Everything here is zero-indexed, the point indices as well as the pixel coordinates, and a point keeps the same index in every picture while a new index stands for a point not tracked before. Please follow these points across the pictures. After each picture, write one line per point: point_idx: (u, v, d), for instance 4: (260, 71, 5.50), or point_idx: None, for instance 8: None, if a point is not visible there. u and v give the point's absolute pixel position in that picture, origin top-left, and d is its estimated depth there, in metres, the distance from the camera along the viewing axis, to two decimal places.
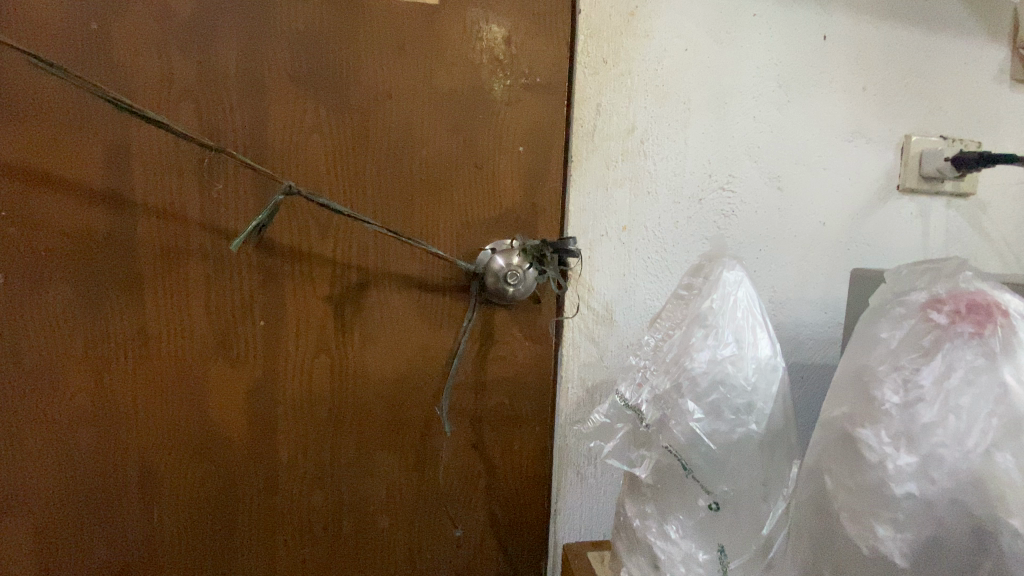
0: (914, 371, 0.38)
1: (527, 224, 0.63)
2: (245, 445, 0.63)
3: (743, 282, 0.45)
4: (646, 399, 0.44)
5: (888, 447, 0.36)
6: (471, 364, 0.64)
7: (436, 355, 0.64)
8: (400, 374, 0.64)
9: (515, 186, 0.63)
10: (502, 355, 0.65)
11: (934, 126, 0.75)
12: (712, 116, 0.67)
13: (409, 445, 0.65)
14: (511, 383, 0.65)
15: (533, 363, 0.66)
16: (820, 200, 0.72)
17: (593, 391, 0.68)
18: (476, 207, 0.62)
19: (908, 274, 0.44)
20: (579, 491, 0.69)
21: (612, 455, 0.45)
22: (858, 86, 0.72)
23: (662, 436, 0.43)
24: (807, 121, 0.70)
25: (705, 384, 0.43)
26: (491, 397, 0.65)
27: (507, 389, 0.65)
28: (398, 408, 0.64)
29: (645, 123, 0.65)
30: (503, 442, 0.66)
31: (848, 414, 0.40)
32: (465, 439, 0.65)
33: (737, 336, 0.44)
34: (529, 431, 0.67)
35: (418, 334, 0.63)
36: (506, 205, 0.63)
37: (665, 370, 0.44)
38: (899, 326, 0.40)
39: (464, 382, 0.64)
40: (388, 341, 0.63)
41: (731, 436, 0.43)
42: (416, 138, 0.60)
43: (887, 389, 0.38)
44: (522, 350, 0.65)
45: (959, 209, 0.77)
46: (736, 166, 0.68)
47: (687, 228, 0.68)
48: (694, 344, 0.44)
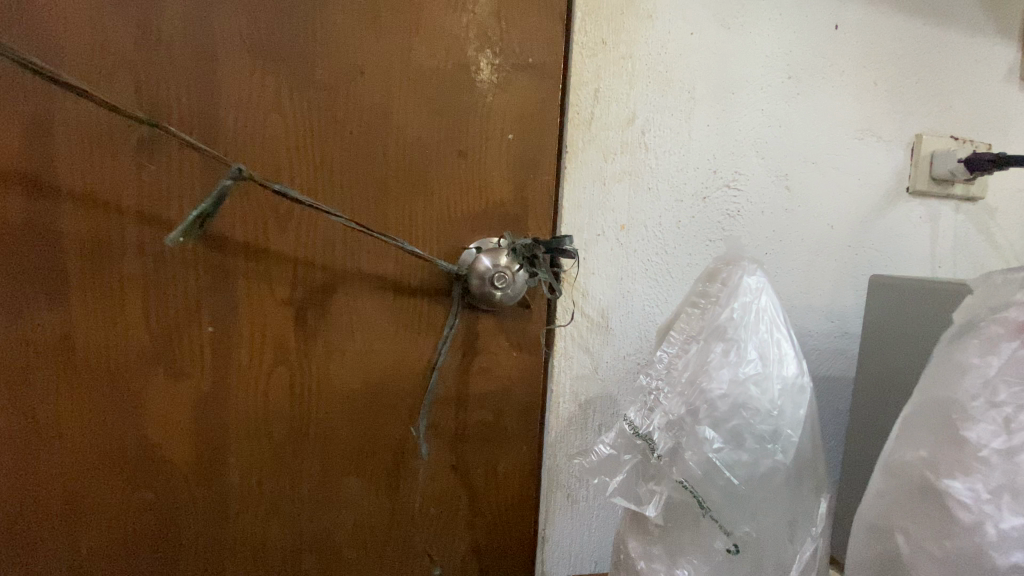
0: (1016, 410, 0.34)
1: (518, 221, 0.57)
2: (189, 469, 0.54)
3: (765, 289, 0.40)
4: (658, 426, 0.37)
5: (987, 505, 0.33)
6: (452, 375, 0.57)
7: (412, 366, 0.57)
8: (370, 389, 0.56)
9: (503, 178, 0.56)
10: (486, 367, 0.58)
11: (946, 126, 0.71)
12: (718, 108, 0.62)
13: (380, 469, 0.57)
14: (497, 398, 0.59)
15: (522, 376, 0.59)
16: (828, 202, 0.67)
17: (587, 406, 0.62)
18: (460, 200, 0.55)
19: (1000, 284, 0.40)
20: (571, 516, 0.63)
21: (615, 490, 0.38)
22: (870, 81, 0.67)
23: (676, 469, 0.37)
24: (816, 116, 0.65)
25: (725, 409, 0.37)
26: (473, 413, 0.58)
27: (492, 404, 0.59)
28: (367, 427, 0.57)
29: (647, 112, 0.59)
30: (486, 464, 0.59)
31: (930, 460, 0.37)
32: (444, 460, 0.58)
33: (761, 352, 0.38)
34: (516, 451, 0.60)
35: (392, 343, 0.56)
36: (495, 199, 0.56)
37: (680, 393, 0.37)
38: (994, 351, 0.37)
39: (444, 396, 0.58)
40: (358, 351, 0.56)
41: (756, 468, 0.37)
42: (394, 120, 0.53)
43: (984, 432, 0.35)
44: (512, 361, 0.58)
45: (967, 214, 0.73)
46: (743, 162, 0.63)
47: (690, 229, 0.62)
48: (713, 361, 0.37)
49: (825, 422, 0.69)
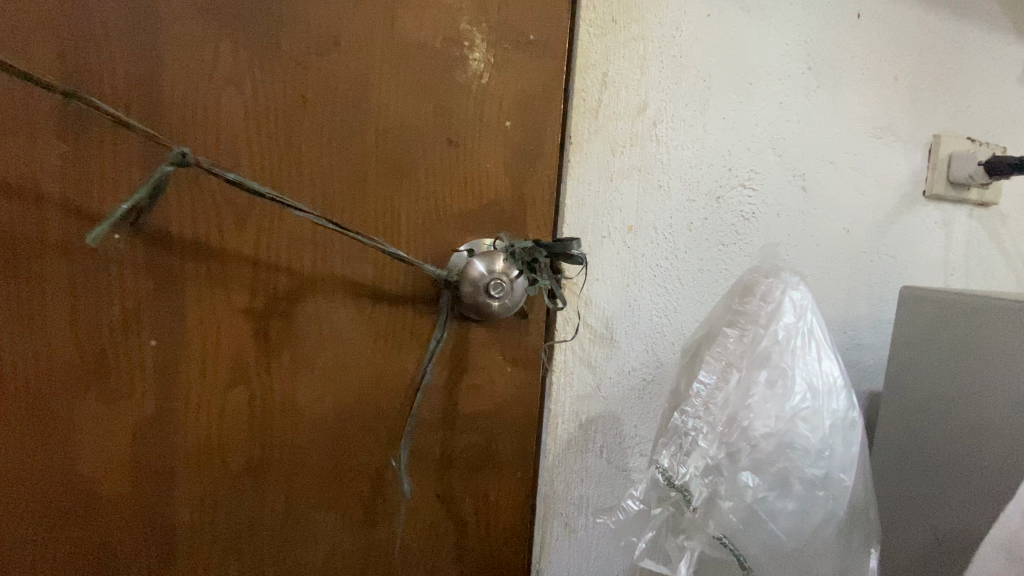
0: None
1: (516, 220, 0.50)
2: (129, 507, 0.46)
3: (809, 307, 0.34)
4: (695, 473, 0.31)
5: None
6: (438, 394, 0.51)
7: (393, 384, 0.50)
8: (345, 411, 0.49)
9: (499, 171, 0.49)
10: (477, 385, 0.51)
11: (963, 127, 0.67)
12: (734, 99, 0.56)
13: (354, 502, 0.50)
14: (489, 419, 0.52)
15: (517, 395, 0.53)
16: (844, 205, 0.63)
17: (587, 426, 0.56)
18: (449, 195, 0.48)
19: None
20: (567, 545, 0.57)
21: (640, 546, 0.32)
22: (889, 77, 0.63)
23: (713, 522, 0.31)
24: (835, 111, 0.61)
25: (770, 450, 0.31)
26: (462, 436, 0.52)
27: (484, 426, 0.52)
28: (341, 454, 0.49)
29: (659, 101, 0.53)
30: (475, 492, 0.53)
31: None
32: (428, 489, 0.52)
33: (809, 381, 0.32)
34: (509, 478, 0.53)
35: (370, 358, 0.49)
36: (490, 195, 0.49)
37: (719, 433, 0.31)
38: None
39: (429, 417, 0.51)
40: (330, 367, 0.48)
41: (804, 519, 0.31)
42: (374, 101, 0.46)
43: None
44: (506, 378, 0.52)
45: (980, 220, 0.70)
46: (759, 159, 0.58)
47: (702, 232, 0.56)
48: (755, 394, 0.32)
49: None
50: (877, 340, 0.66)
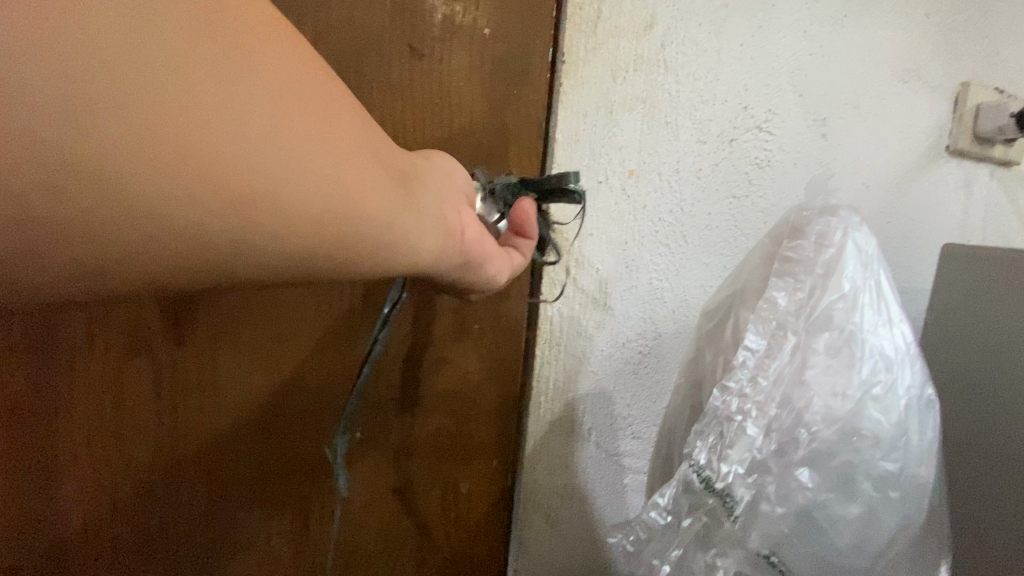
0: None
1: (495, 156, 0.41)
2: (18, 499, 0.39)
3: (875, 255, 0.27)
4: (738, 473, 0.24)
5: None
6: (396, 370, 0.42)
7: (341, 361, 0.41)
8: (275, 396, 0.41)
9: (475, 92, 0.40)
10: (446, 358, 0.43)
11: (990, 76, 0.60)
12: (755, 22, 0.47)
13: (294, 497, 0.42)
14: (460, 399, 0.44)
15: (494, 370, 0.44)
16: (865, 158, 0.55)
17: (575, 407, 0.48)
18: (414, 120, 0.39)
19: None
20: (549, 542, 0.50)
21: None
22: (920, 12, 0.55)
23: (756, 534, 0.24)
24: (862, 47, 0.53)
25: (832, 439, 0.24)
26: (425, 420, 0.43)
27: (455, 406, 0.44)
28: (272, 448, 0.41)
29: (669, 18, 0.44)
30: (442, 486, 0.45)
31: None
32: (386, 482, 0.43)
33: (879, 351, 0.25)
34: (484, 467, 0.45)
35: (307, 335, 0.40)
36: (463, 122, 0.40)
37: (771, 418, 0.24)
38: None
39: (385, 397, 0.43)
40: (254, 345, 0.40)
41: (870, 526, 0.24)
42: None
43: None
44: (480, 351, 0.44)
45: (1000, 181, 0.64)
46: (778, 97, 0.49)
47: (712, 180, 0.48)
48: (811, 369, 0.25)
49: None
50: None
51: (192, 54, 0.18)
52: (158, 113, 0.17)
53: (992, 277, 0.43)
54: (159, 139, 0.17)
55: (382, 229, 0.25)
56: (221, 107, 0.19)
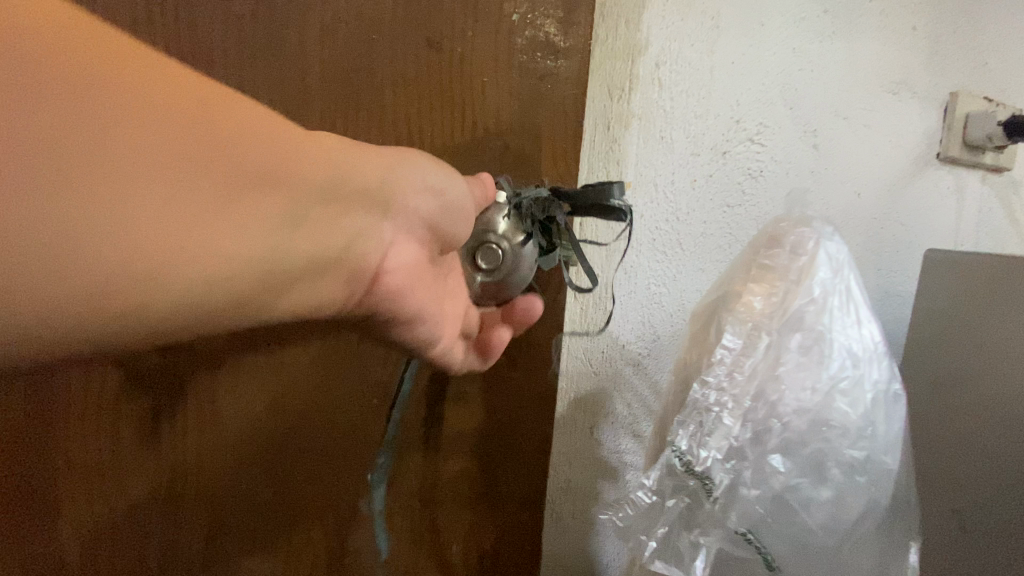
0: None
1: (530, 161, 0.41)
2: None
3: (848, 263, 0.29)
4: (716, 457, 0.27)
5: None
6: (415, 428, 0.42)
7: (348, 423, 0.41)
8: (269, 471, 0.41)
9: (510, 99, 0.40)
10: (466, 412, 0.43)
11: (980, 85, 0.62)
12: (745, 41, 0.50)
13: (303, 550, 0.43)
14: (482, 452, 0.44)
15: (517, 421, 0.44)
16: (857, 167, 0.58)
17: (579, 406, 0.51)
18: (441, 131, 0.40)
19: None
20: (559, 537, 0.53)
21: (657, 553, 0.28)
22: (907, 26, 0.57)
23: (735, 515, 0.27)
24: (851, 60, 0.55)
25: (803, 428, 0.27)
26: (447, 473, 0.44)
27: (476, 462, 0.44)
28: (272, 519, 0.41)
29: (662, 40, 0.47)
30: (465, 536, 0.45)
31: None
32: (409, 534, 0.44)
33: (851, 350, 0.28)
34: (506, 530, 0.45)
35: (298, 411, 0.40)
36: (490, 126, 0.40)
37: (745, 410, 0.27)
38: None
39: (408, 452, 0.43)
40: (237, 427, 0.39)
41: (840, 508, 0.27)
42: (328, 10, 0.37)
43: None
44: (499, 405, 0.43)
45: (992, 186, 0.66)
46: (769, 110, 0.52)
47: (706, 190, 0.51)
48: (785, 367, 0.27)
49: None
50: (884, 315, 0.62)
51: (67, 116, 0.18)
52: (52, 174, 0.17)
53: (968, 282, 0.46)
54: (94, 204, 0.18)
55: (295, 254, 0.27)
56: (107, 183, 0.19)
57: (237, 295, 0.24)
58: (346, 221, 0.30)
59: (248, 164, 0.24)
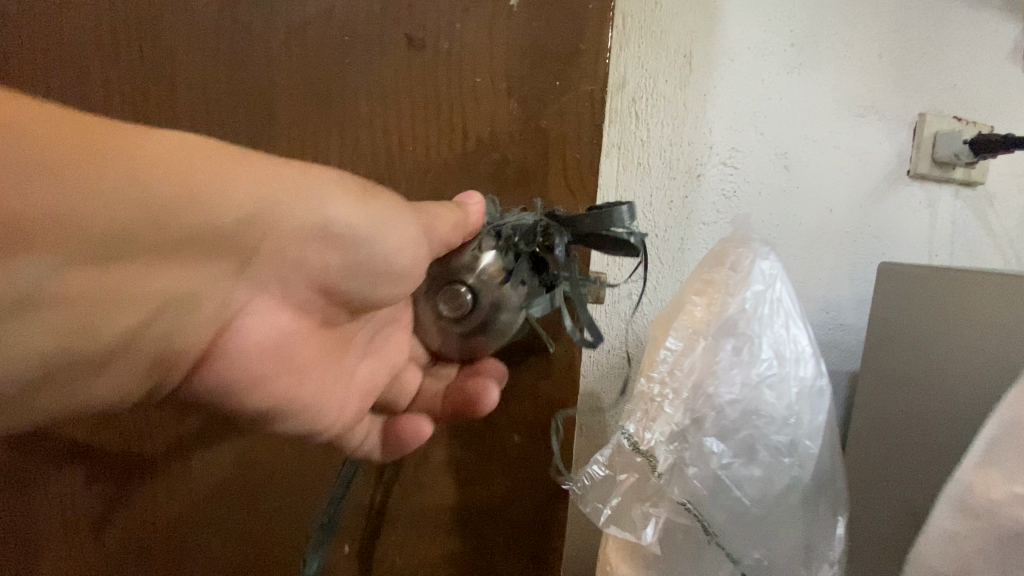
0: None
1: (533, 176, 0.47)
2: None
3: (780, 277, 0.35)
4: (660, 439, 0.32)
5: None
6: (365, 492, 0.50)
7: (305, 488, 0.50)
8: (230, 524, 0.49)
9: (511, 119, 0.46)
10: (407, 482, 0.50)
11: (948, 106, 0.67)
12: (717, 75, 0.55)
13: None
14: (421, 516, 0.51)
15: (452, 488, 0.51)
16: (827, 185, 0.62)
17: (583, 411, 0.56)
18: (449, 152, 0.47)
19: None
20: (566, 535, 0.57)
21: (610, 522, 0.33)
22: (874, 54, 0.62)
23: (677, 489, 0.32)
24: (818, 88, 0.60)
25: (736, 417, 0.33)
26: (390, 535, 0.51)
27: (417, 526, 0.51)
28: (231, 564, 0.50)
29: (638, 78, 0.53)
30: None
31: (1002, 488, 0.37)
32: None
33: (778, 351, 0.34)
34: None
35: (254, 481, 0.49)
36: (491, 144, 0.47)
37: (685, 399, 0.33)
38: None
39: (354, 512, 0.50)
40: (206, 490, 0.48)
41: (768, 483, 0.33)
42: (342, 70, 0.44)
43: None
44: (439, 475, 0.51)
45: (966, 200, 0.70)
46: (740, 137, 0.57)
47: (682, 210, 0.56)
48: (722, 364, 0.33)
49: None
50: (858, 322, 0.66)
51: None
52: None
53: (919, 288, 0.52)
54: None
55: (174, 288, 0.34)
56: None
57: (58, 339, 0.30)
58: (193, 262, 0.34)
59: (109, 215, 0.29)
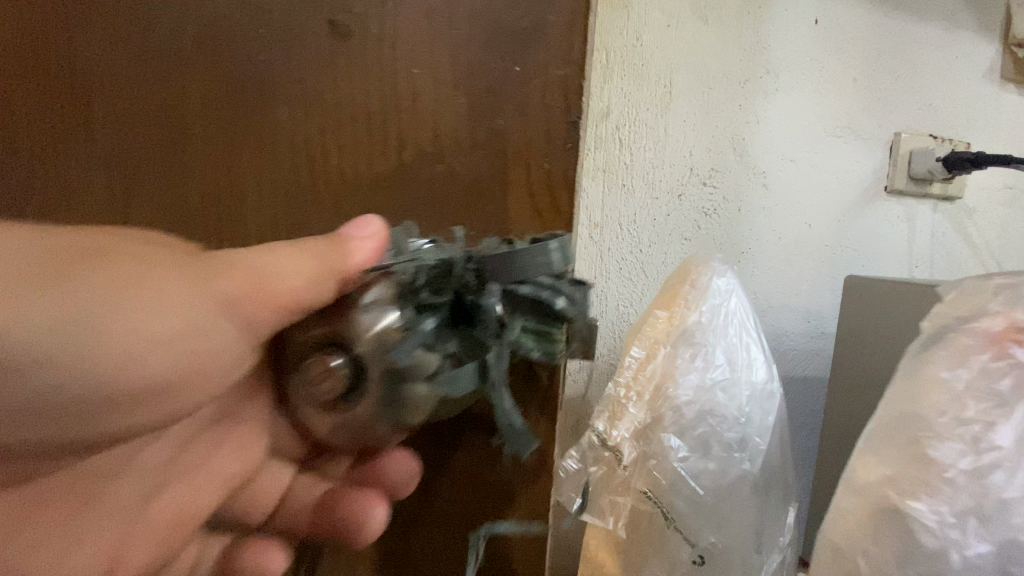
0: (987, 428, 0.37)
1: (491, 214, 0.35)
2: None
3: (734, 291, 0.41)
4: (625, 436, 0.38)
5: (954, 529, 0.36)
6: None
7: None
8: None
9: (465, 142, 0.34)
10: None
11: (924, 124, 0.70)
12: (695, 103, 0.60)
13: None
14: None
15: None
16: (805, 201, 0.66)
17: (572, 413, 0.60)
18: (379, 180, 0.35)
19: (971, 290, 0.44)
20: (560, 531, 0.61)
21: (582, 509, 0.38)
22: (849, 79, 0.66)
23: (640, 479, 0.38)
24: (794, 111, 0.64)
25: (692, 416, 0.38)
26: None
27: None
28: None
29: (621, 107, 0.58)
30: None
31: (892, 478, 0.39)
32: None
33: (729, 358, 0.39)
34: None
35: None
36: (435, 171, 0.35)
37: (647, 400, 0.38)
38: (963, 364, 0.39)
39: None
40: None
41: (722, 473, 0.38)
42: (248, 87, 0.33)
43: (953, 452, 0.37)
44: None
45: (945, 213, 0.73)
46: (719, 158, 0.61)
47: (664, 226, 0.60)
48: (680, 367, 0.38)
49: (801, 424, 0.69)
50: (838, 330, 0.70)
51: None
52: None
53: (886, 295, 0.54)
54: None
55: None
56: None
57: None
58: None
59: None
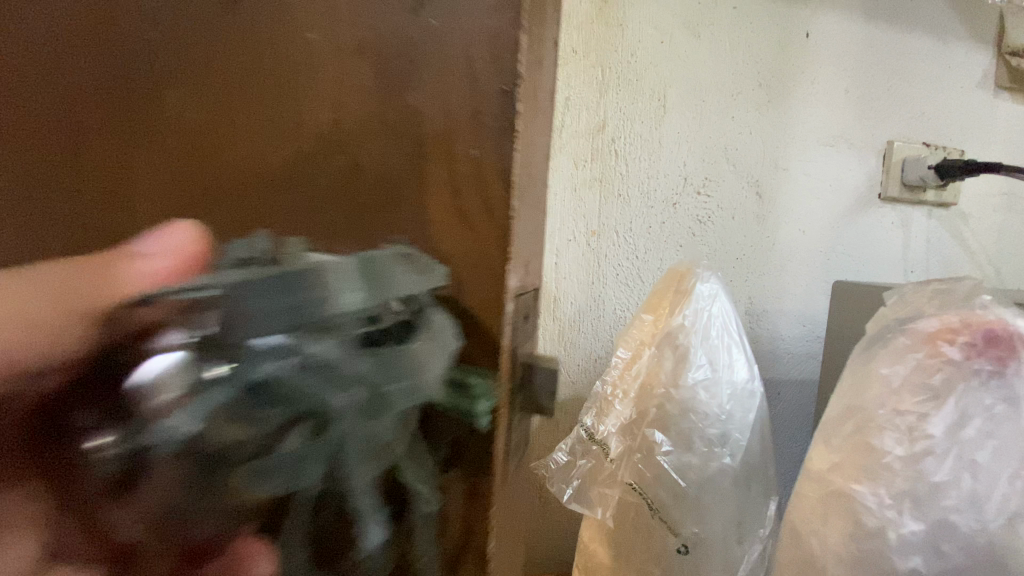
0: (920, 418, 0.37)
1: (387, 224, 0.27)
2: None
3: (718, 295, 0.43)
4: (612, 431, 0.41)
5: (889, 511, 0.35)
6: None
7: None
8: None
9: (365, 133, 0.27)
10: None
11: (918, 133, 0.72)
12: (688, 115, 0.62)
13: None
14: None
15: None
16: (800, 209, 0.68)
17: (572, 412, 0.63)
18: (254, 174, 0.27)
19: (917, 294, 0.46)
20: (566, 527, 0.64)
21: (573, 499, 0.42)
22: (841, 90, 0.68)
23: (627, 472, 0.40)
24: (787, 121, 0.66)
25: (676, 411, 0.40)
26: None
27: None
28: None
29: (617, 120, 0.60)
30: None
31: (836, 464, 0.39)
32: None
33: (712, 359, 0.42)
34: None
35: None
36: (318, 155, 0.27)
37: (633, 398, 0.42)
38: (901, 361, 0.40)
39: None
40: None
41: (704, 468, 0.40)
42: (126, 51, 0.28)
43: (889, 439, 0.37)
44: None
45: (940, 219, 0.74)
46: (712, 168, 0.64)
47: (660, 234, 0.63)
48: (663, 367, 0.41)
49: (801, 426, 0.71)
50: None
51: None
52: None
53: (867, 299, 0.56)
54: None
55: None
56: None
57: None
58: None
59: None
